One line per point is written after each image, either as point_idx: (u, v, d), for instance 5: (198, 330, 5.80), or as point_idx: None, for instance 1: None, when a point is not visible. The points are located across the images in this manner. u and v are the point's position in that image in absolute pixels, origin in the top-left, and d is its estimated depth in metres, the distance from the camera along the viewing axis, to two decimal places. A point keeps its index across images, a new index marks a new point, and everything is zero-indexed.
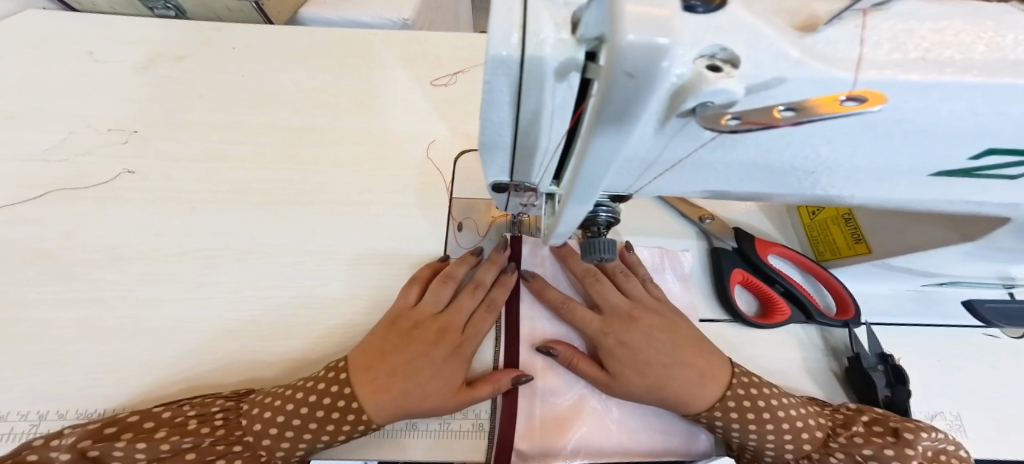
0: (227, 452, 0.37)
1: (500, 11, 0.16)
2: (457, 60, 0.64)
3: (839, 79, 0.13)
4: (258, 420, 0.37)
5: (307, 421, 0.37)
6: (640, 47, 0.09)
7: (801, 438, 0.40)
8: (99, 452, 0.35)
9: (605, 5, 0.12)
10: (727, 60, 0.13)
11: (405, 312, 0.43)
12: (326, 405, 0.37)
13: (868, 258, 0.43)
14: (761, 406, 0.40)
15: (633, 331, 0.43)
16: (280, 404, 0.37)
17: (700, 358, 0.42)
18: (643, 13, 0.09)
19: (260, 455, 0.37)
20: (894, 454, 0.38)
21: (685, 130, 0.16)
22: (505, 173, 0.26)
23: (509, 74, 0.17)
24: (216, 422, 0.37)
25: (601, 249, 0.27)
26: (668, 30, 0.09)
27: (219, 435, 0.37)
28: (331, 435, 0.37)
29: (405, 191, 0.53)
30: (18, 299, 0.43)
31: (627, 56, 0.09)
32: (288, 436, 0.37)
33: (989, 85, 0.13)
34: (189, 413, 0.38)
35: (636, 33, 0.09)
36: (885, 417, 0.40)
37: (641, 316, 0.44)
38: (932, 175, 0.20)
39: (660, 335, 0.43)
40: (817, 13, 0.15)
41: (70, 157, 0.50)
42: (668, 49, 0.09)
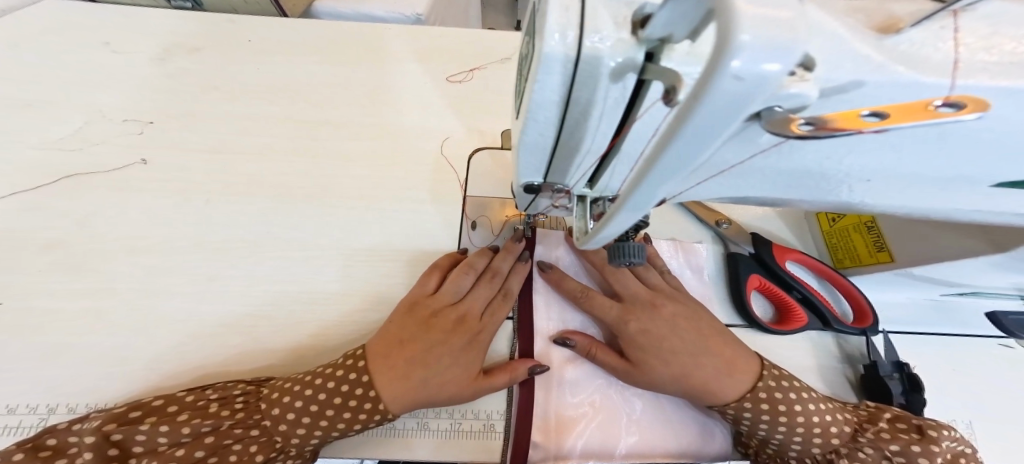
0: (242, 434, 0.36)
1: (558, 6, 0.15)
2: (473, 58, 0.63)
3: (928, 85, 0.13)
4: (276, 405, 0.36)
5: (324, 407, 0.36)
6: (755, 49, 0.08)
7: (830, 433, 0.39)
8: (122, 436, 0.35)
9: (681, 10, 0.12)
10: (801, 62, 0.13)
11: (422, 302, 0.42)
12: (344, 392, 0.36)
13: (891, 267, 0.43)
14: (792, 399, 0.39)
15: (655, 318, 0.43)
16: (301, 390, 0.37)
17: (724, 348, 0.41)
18: (759, 13, 0.09)
19: (275, 442, 0.36)
20: (921, 450, 0.37)
21: (744, 134, 0.16)
22: (538, 173, 0.25)
23: (564, 74, 0.16)
24: (236, 405, 0.37)
25: (631, 253, 0.26)
26: (783, 42, 0.08)
27: (238, 417, 0.36)
28: (347, 423, 0.37)
29: (420, 188, 0.53)
30: (30, 289, 0.43)
31: (734, 65, 0.08)
32: (305, 423, 0.36)
33: None
34: (212, 396, 0.38)
35: (752, 34, 0.08)
36: (907, 414, 0.40)
37: (662, 303, 0.44)
38: (992, 186, 0.20)
39: (683, 323, 0.43)
40: (897, 15, 0.15)
41: (84, 146, 0.49)
42: (777, 56, 0.08)
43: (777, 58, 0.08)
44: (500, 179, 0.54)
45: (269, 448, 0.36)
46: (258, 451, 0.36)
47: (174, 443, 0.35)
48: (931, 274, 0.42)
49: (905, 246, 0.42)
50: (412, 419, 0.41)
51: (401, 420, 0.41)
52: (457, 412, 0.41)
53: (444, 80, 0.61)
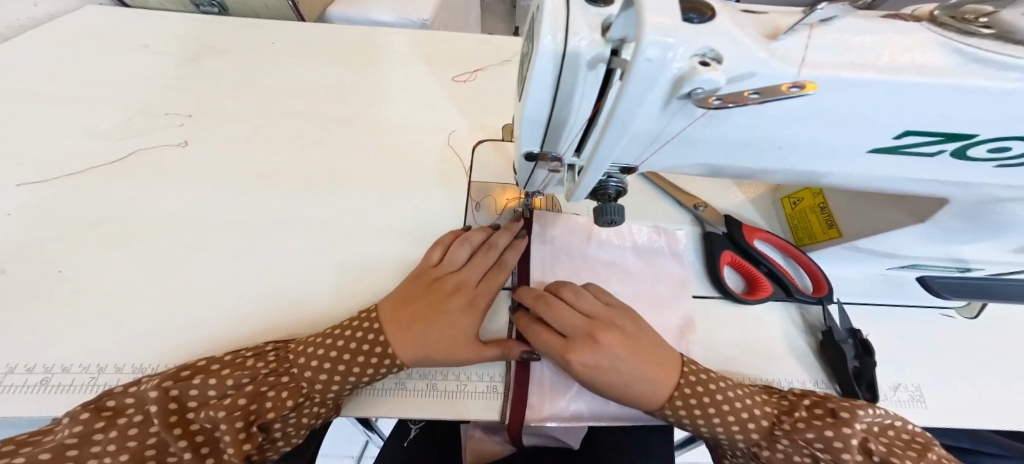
0: (275, 382, 0.40)
1: (550, 15, 0.21)
2: (475, 62, 0.70)
3: (785, 74, 0.20)
4: (303, 355, 0.41)
5: (342, 352, 0.41)
6: (656, 45, 0.16)
7: (750, 427, 0.42)
8: (180, 391, 0.37)
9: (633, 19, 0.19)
10: (714, 58, 0.19)
11: (426, 270, 0.48)
12: (360, 337, 0.42)
13: (839, 241, 0.50)
14: (707, 392, 0.42)
15: (597, 353, 0.42)
16: (322, 340, 0.42)
17: (658, 359, 0.44)
18: (660, 22, 0.16)
19: (301, 389, 0.40)
20: (834, 435, 0.39)
21: (683, 110, 0.22)
22: (535, 145, 0.31)
23: (555, 63, 0.22)
24: (268, 357, 0.42)
25: (611, 212, 0.31)
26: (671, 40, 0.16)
27: (272, 366, 0.41)
28: (361, 368, 0.41)
29: (429, 176, 0.58)
30: (79, 261, 0.47)
31: (647, 52, 0.16)
32: (326, 368, 0.40)
33: (897, 83, 0.20)
34: (246, 354, 0.42)
35: (656, 35, 0.16)
36: (824, 400, 0.43)
37: (603, 335, 0.43)
38: (868, 151, 0.26)
39: (622, 351, 0.43)
40: (780, 26, 0.22)
41: (127, 137, 0.55)
42: (664, 41, 0.16)
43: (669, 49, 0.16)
44: (501, 169, 0.60)
45: (297, 393, 0.40)
46: (287, 397, 0.39)
47: (223, 394, 0.38)
48: (874, 247, 0.48)
49: (849, 222, 0.49)
50: (421, 379, 0.47)
51: (412, 380, 0.46)
52: (462, 375, 0.47)
53: (449, 81, 0.67)
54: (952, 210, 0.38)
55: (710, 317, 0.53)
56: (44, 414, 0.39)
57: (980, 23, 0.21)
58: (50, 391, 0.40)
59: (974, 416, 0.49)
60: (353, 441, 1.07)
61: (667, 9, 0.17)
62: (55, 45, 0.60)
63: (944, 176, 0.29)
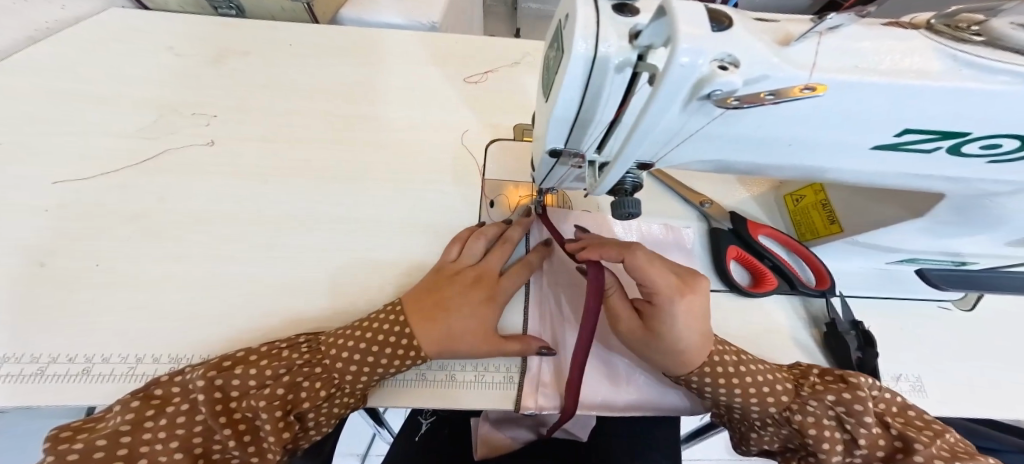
0: (309, 373, 0.41)
1: (581, 23, 0.23)
2: (487, 63, 0.72)
3: (798, 75, 0.22)
4: (334, 347, 0.42)
5: (371, 344, 0.42)
6: (688, 50, 0.18)
7: (777, 393, 0.43)
8: (223, 381, 0.38)
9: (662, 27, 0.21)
10: (732, 62, 0.21)
11: (445, 264, 0.50)
12: (385, 330, 0.43)
13: (839, 236, 0.52)
14: (736, 365, 0.44)
15: (696, 298, 0.43)
16: (350, 333, 0.43)
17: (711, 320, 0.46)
18: (689, 32, 0.18)
19: (333, 379, 0.41)
20: (852, 396, 0.41)
21: (702, 110, 0.24)
22: (559, 142, 0.33)
23: (585, 67, 0.24)
24: (302, 349, 0.43)
25: (629, 205, 0.33)
26: (701, 47, 0.18)
27: (306, 357, 0.41)
28: (388, 360, 0.42)
29: (446, 174, 0.60)
30: (111, 256, 0.49)
31: (680, 58, 0.18)
32: (355, 360, 0.41)
33: (899, 84, 0.22)
34: (280, 344, 0.43)
35: (686, 43, 0.18)
36: (836, 369, 0.45)
37: (693, 284, 0.44)
38: (871, 149, 0.28)
39: (704, 300, 0.44)
40: (791, 32, 0.24)
41: (154, 137, 0.57)
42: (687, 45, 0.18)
43: (699, 56, 0.19)
44: (514, 167, 0.62)
45: (329, 384, 0.41)
46: (321, 387, 0.41)
47: (261, 384, 0.39)
48: (874, 242, 0.51)
49: (849, 218, 0.51)
50: (440, 371, 0.48)
51: (432, 372, 0.48)
52: (480, 366, 0.49)
53: (463, 82, 0.69)
54: (949, 204, 0.40)
55: (718, 309, 0.55)
56: (87, 402, 0.41)
57: (972, 31, 0.23)
58: (90, 380, 0.42)
59: (972, 403, 0.51)
60: (362, 436, 1.08)
61: (694, 22, 0.19)
62: (81, 46, 0.62)
63: (944, 171, 0.31)
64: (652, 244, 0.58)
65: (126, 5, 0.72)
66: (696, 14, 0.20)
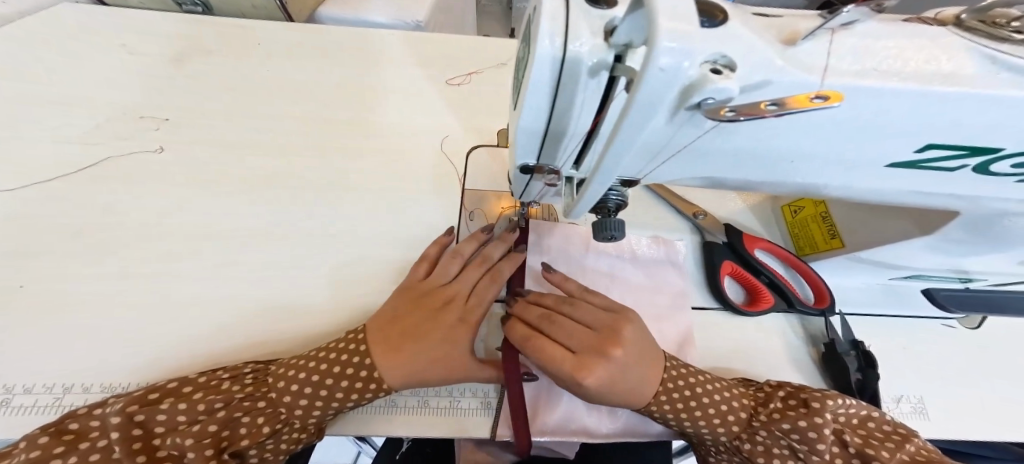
0: (251, 407, 0.37)
1: (547, 17, 0.20)
2: (469, 64, 0.68)
3: (808, 83, 0.18)
4: (281, 379, 0.38)
5: (325, 376, 0.38)
6: (669, 51, 0.15)
7: (730, 421, 0.41)
8: (145, 417, 0.35)
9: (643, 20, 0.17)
10: (726, 65, 0.18)
11: (416, 278, 0.46)
12: (343, 359, 0.39)
13: (840, 252, 0.49)
14: (688, 396, 0.41)
15: (608, 367, 0.38)
16: (305, 363, 0.39)
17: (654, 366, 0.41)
18: (673, 29, 0.15)
19: (280, 414, 0.38)
20: (808, 425, 0.39)
21: (690, 121, 0.20)
22: (532, 156, 0.29)
23: (552, 70, 0.21)
24: (246, 380, 0.39)
25: (612, 227, 0.29)
26: (687, 46, 0.15)
27: (248, 391, 0.38)
28: (345, 393, 0.39)
29: (420, 182, 0.56)
30: (44, 273, 0.44)
31: (661, 59, 0.15)
32: (306, 394, 0.38)
33: (928, 92, 0.19)
34: (223, 373, 0.40)
35: (667, 41, 0.14)
36: (798, 390, 0.42)
37: (611, 347, 0.39)
38: (887, 166, 0.25)
39: (629, 359, 0.39)
40: (799, 30, 0.21)
41: (103, 142, 0.53)
42: (670, 47, 0.15)
43: (685, 57, 0.15)
44: (496, 175, 0.58)
45: (274, 420, 0.38)
46: (264, 422, 0.37)
47: (191, 420, 0.36)
48: (878, 259, 0.47)
49: (852, 233, 0.47)
50: (419, 402, 0.44)
51: (404, 401, 0.44)
52: (455, 390, 0.45)
53: (441, 83, 0.66)
54: (962, 221, 0.37)
55: (711, 329, 0.51)
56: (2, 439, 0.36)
57: (1012, 27, 0.20)
58: (9, 413, 0.37)
59: (982, 431, 0.48)
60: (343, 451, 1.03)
61: (680, 17, 0.16)
62: (31, 45, 0.58)
63: (961, 189, 0.27)
64: (642, 258, 0.54)
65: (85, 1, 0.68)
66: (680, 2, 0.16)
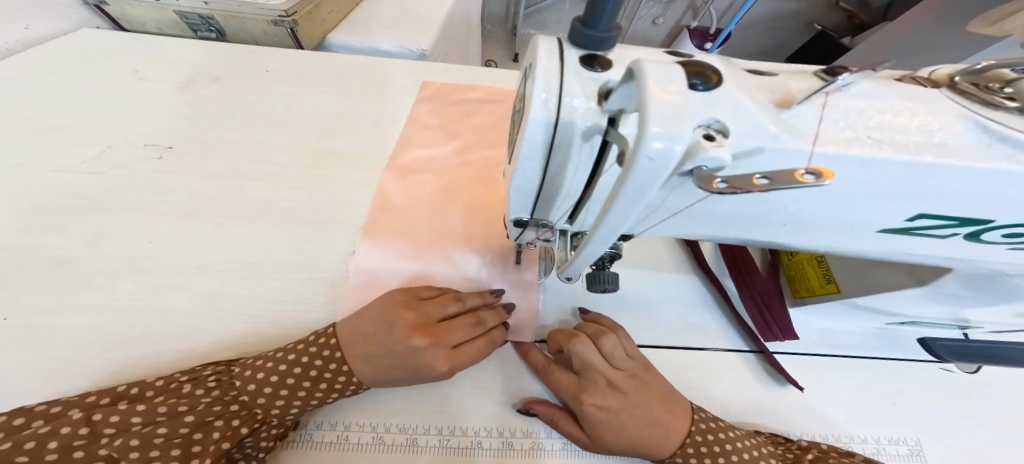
0: (223, 410, 0.38)
1: (541, 79, 0.21)
2: (469, 95, 0.70)
3: (799, 151, 0.19)
4: (251, 381, 0.39)
5: (301, 380, 0.39)
6: (659, 137, 0.13)
7: None
8: (101, 417, 0.35)
9: (632, 91, 0.18)
10: (719, 131, 0.18)
11: (403, 315, 0.41)
12: (319, 364, 0.39)
13: (836, 297, 0.48)
14: (716, 451, 0.41)
15: (610, 396, 0.42)
16: (274, 365, 0.40)
17: (669, 412, 0.42)
18: (663, 111, 0.14)
19: (257, 414, 0.38)
20: None
21: (683, 186, 0.21)
22: (526, 211, 0.30)
23: (546, 133, 0.22)
24: (210, 384, 0.39)
25: (605, 279, 0.34)
26: (679, 132, 0.13)
27: (214, 395, 0.38)
28: (323, 393, 0.39)
29: (415, 210, 0.56)
30: (34, 300, 0.45)
31: (651, 145, 0.13)
32: (282, 395, 0.38)
33: (918, 163, 0.19)
34: (183, 378, 0.40)
35: (658, 127, 0.13)
36: (825, 455, 0.43)
37: (620, 382, 0.43)
38: (879, 231, 0.25)
39: (638, 397, 0.42)
40: (792, 92, 0.21)
41: (104, 169, 0.54)
42: (655, 132, 0.13)
43: (677, 141, 0.13)
44: (494, 207, 0.58)
45: (251, 420, 0.38)
46: (241, 425, 0.38)
47: (150, 422, 0.36)
48: (871, 305, 0.47)
49: (846, 278, 0.47)
50: (402, 433, 0.42)
51: (392, 434, 0.42)
52: (445, 429, 0.42)
53: (441, 113, 0.67)
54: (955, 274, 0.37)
55: (709, 369, 0.49)
56: None
57: (1004, 93, 0.21)
58: None
59: None
60: None
61: (669, 86, 0.14)
62: (48, 72, 0.61)
63: (951, 250, 0.27)
64: (636, 296, 0.54)
65: (103, 27, 0.71)
66: (673, 71, 0.15)
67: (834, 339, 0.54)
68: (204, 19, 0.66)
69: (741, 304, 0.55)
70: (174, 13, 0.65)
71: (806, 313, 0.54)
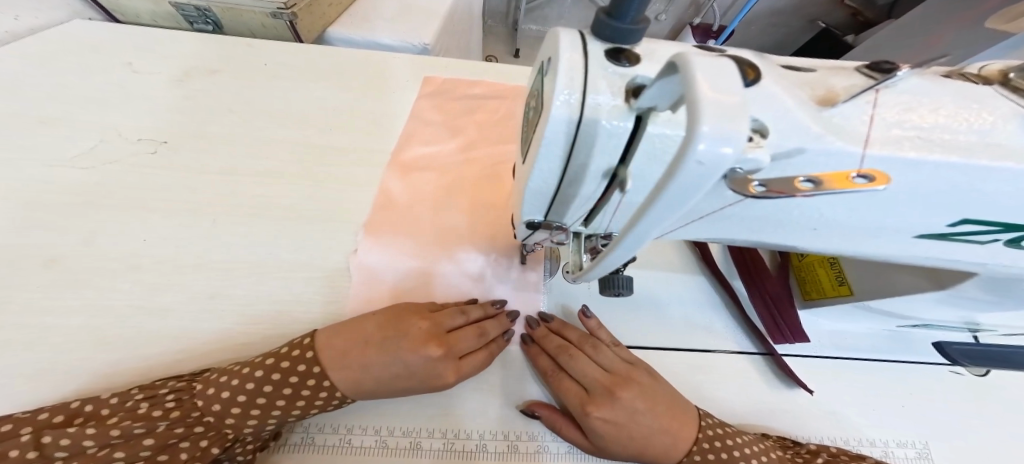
0: (187, 432, 0.36)
1: (564, 74, 0.19)
2: (472, 90, 0.68)
3: (847, 155, 0.18)
4: (215, 401, 0.36)
5: (273, 399, 0.36)
6: (712, 141, 0.12)
7: None
8: (51, 440, 0.33)
9: (676, 89, 0.16)
10: (758, 130, 0.17)
11: (415, 324, 0.41)
12: (293, 383, 0.37)
13: (850, 300, 0.47)
14: (724, 458, 0.40)
15: (616, 407, 0.40)
16: (241, 383, 0.37)
17: (675, 417, 0.41)
18: (717, 111, 0.12)
19: (227, 433, 0.37)
20: None
21: (715, 190, 0.20)
22: (540, 212, 0.28)
23: (568, 131, 0.20)
24: (168, 405, 0.36)
25: (619, 284, 0.33)
26: (733, 132, 0.12)
27: (174, 417, 0.36)
28: (301, 411, 0.37)
29: (418, 209, 0.55)
30: (22, 299, 0.43)
31: (701, 148, 0.12)
32: (253, 415, 0.36)
33: (971, 166, 0.18)
34: (139, 396, 0.37)
35: (711, 128, 0.12)
36: (835, 459, 0.42)
37: (625, 390, 0.41)
38: (915, 236, 0.24)
39: (644, 405, 0.40)
40: (836, 89, 0.20)
41: (96, 165, 0.52)
42: (705, 133, 0.12)
43: (730, 143, 0.12)
44: (500, 204, 0.57)
45: (221, 440, 0.37)
46: (210, 445, 0.36)
47: (105, 444, 0.34)
48: (886, 308, 0.46)
49: (861, 280, 0.46)
50: (405, 437, 0.40)
51: (395, 437, 0.40)
52: (449, 433, 0.41)
53: (443, 109, 0.65)
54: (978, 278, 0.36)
55: (717, 371, 0.48)
56: None
57: None
58: None
59: None
60: None
61: (721, 84, 0.13)
62: (38, 64, 0.59)
63: (983, 254, 0.26)
64: (644, 298, 0.53)
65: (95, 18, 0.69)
66: (721, 65, 0.14)
67: (845, 341, 0.53)
68: (201, 11, 0.64)
69: (751, 306, 0.53)
70: (169, 5, 0.63)
71: (816, 315, 0.53)
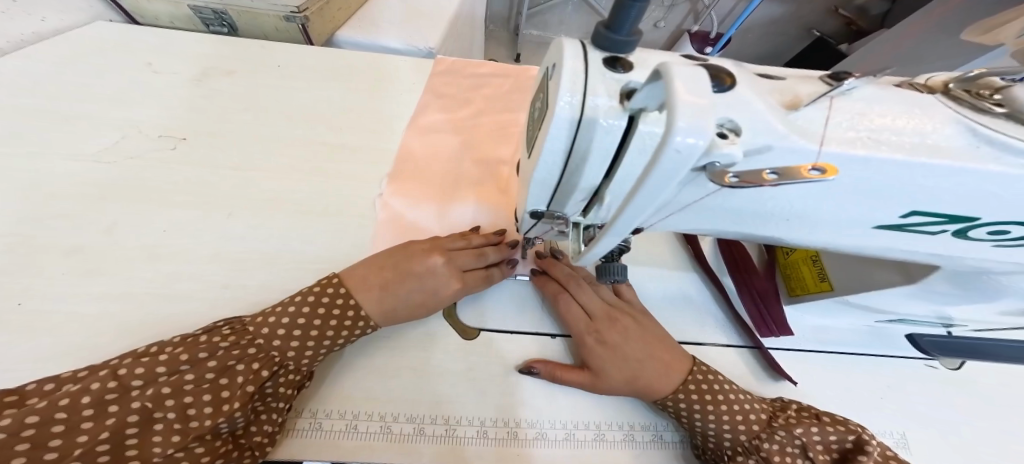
0: (243, 355, 0.39)
1: (568, 79, 0.22)
2: (477, 71, 0.72)
3: (808, 153, 0.20)
4: (264, 325, 0.40)
5: (310, 319, 0.41)
6: (689, 131, 0.15)
7: (751, 421, 0.42)
8: (128, 370, 0.35)
9: (662, 88, 0.19)
10: (731, 130, 0.20)
11: (418, 245, 0.48)
12: (325, 302, 0.42)
13: (830, 294, 0.50)
14: (716, 391, 0.43)
15: (614, 332, 0.46)
16: (283, 310, 0.41)
17: (667, 352, 0.46)
18: (695, 107, 0.15)
19: (274, 358, 0.39)
20: (820, 431, 0.42)
21: (695, 182, 0.22)
22: (542, 204, 0.31)
23: (569, 129, 0.23)
24: (224, 332, 0.40)
25: (614, 272, 0.36)
26: (705, 126, 0.15)
27: (231, 341, 0.39)
28: (335, 331, 0.42)
29: (434, 163, 0.62)
30: (49, 286, 0.45)
31: (678, 139, 0.15)
32: (296, 336, 0.40)
33: (915, 163, 0.21)
34: (198, 332, 0.40)
35: (687, 123, 0.15)
36: (805, 405, 0.45)
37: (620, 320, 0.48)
38: (875, 227, 0.27)
39: (637, 335, 0.46)
40: (801, 95, 0.23)
41: (120, 160, 0.55)
42: (682, 125, 0.15)
43: (702, 135, 0.15)
44: (502, 159, 0.63)
45: (270, 363, 0.39)
46: (261, 368, 0.39)
47: (174, 371, 0.36)
48: (863, 302, 0.49)
49: (839, 276, 0.49)
50: (409, 423, 0.43)
51: (399, 423, 0.43)
52: (448, 419, 0.44)
53: (454, 85, 0.70)
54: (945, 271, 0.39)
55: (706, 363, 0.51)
56: None
57: (993, 100, 0.22)
58: None
59: None
60: None
61: (696, 86, 0.16)
62: (62, 63, 0.61)
63: (936, 246, 0.29)
64: (639, 292, 0.56)
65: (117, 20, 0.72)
66: (698, 73, 0.17)
67: (828, 336, 0.55)
68: (218, 14, 0.67)
69: (740, 301, 0.56)
70: (188, 8, 0.66)
71: (801, 311, 0.56)
